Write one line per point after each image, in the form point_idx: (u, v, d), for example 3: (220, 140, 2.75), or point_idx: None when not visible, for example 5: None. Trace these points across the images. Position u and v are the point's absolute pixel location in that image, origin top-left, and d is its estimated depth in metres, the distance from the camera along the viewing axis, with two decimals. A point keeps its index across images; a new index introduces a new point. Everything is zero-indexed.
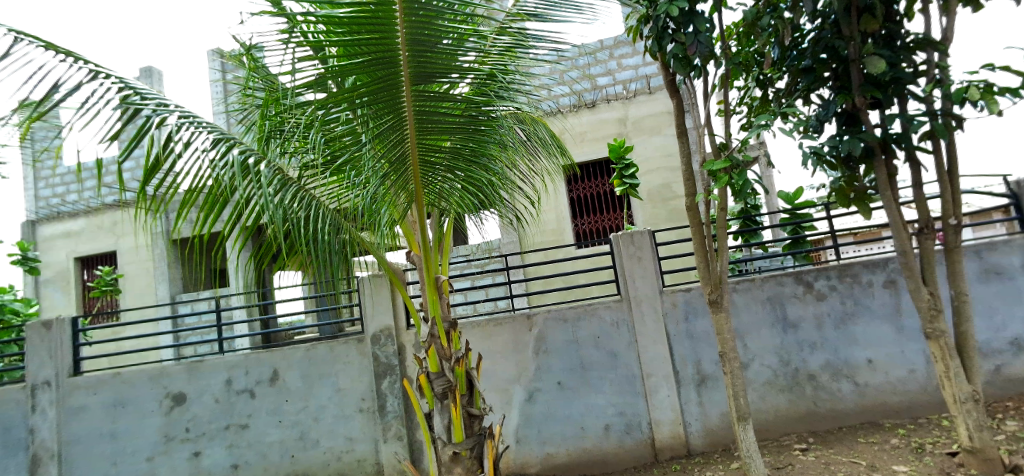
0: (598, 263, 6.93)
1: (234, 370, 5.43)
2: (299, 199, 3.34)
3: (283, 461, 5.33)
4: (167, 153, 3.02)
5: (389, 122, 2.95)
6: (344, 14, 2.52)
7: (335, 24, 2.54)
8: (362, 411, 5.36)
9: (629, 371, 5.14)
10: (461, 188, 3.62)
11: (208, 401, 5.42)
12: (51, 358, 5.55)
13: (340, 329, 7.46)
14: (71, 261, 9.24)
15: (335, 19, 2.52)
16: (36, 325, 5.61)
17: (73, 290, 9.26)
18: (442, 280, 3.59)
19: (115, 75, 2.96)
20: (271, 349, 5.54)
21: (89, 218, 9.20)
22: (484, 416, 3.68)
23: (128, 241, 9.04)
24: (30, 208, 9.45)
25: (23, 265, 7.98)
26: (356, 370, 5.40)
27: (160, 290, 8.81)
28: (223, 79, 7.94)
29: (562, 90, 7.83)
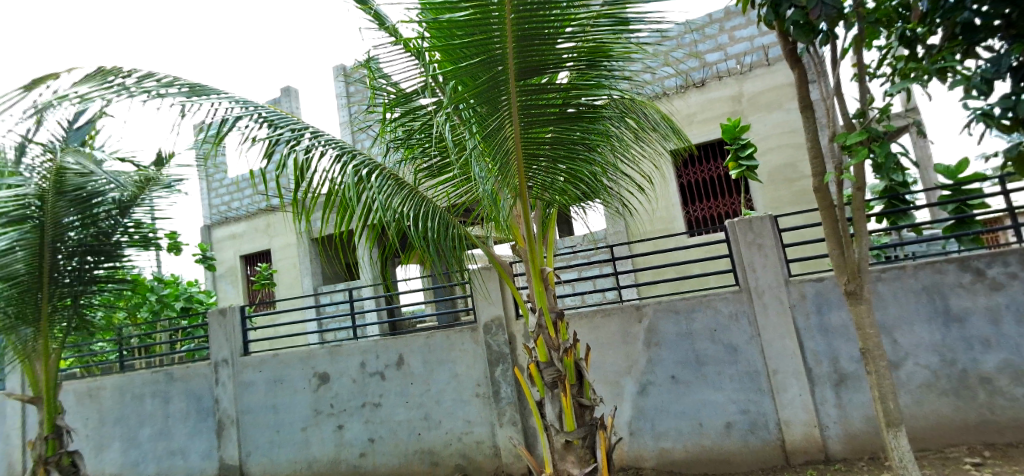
0: (714, 251, 6.59)
1: (367, 355, 6.03)
2: (410, 199, 3.64)
3: (411, 439, 5.81)
4: (303, 165, 3.59)
5: (491, 119, 3.12)
6: (459, 19, 2.72)
7: (456, 27, 2.75)
8: (478, 396, 5.64)
9: (752, 367, 4.79)
10: (564, 178, 3.68)
11: (348, 381, 6.08)
12: (227, 339, 6.60)
13: (455, 317, 8.01)
14: (237, 259, 10.83)
15: (456, 23, 2.72)
16: (215, 312, 6.70)
17: (240, 283, 10.84)
18: (548, 272, 3.65)
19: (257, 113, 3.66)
20: (396, 336, 6.05)
21: (249, 221, 10.71)
22: (595, 407, 3.71)
23: (278, 240, 10.39)
24: (206, 214, 11.21)
25: (204, 263, 9.53)
26: (471, 358, 5.71)
27: (305, 283, 10.12)
28: (346, 93, 8.80)
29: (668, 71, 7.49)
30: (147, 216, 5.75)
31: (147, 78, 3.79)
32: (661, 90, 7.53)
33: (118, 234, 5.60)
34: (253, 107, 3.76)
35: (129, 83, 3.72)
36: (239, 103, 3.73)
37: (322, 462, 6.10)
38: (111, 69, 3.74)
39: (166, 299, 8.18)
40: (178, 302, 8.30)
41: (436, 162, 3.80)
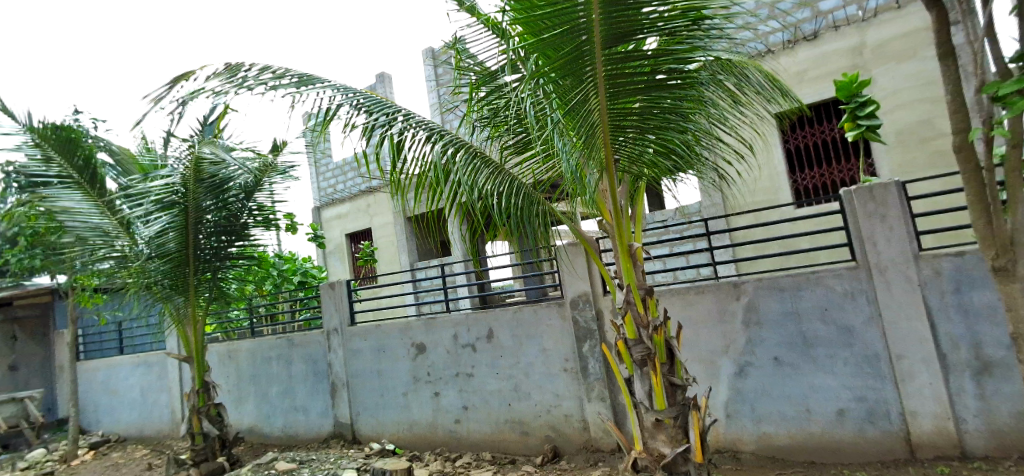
0: (829, 222, 6.01)
1: (459, 327, 7.20)
2: (495, 178, 3.73)
3: (502, 408, 6.83)
4: (398, 146, 3.79)
5: (576, 92, 3.02)
6: None
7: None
8: (566, 370, 6.36)
9: (870, 351, 4.34)
10: (653, 150, 3.50)
11: (442, 351, 7.35)
12: (338, 312, 8.31)
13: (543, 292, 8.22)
14: (343, 237, 11.61)
15: None
16: (327, 288, 8.48)
17: (346, 259, 11.61)
18: (635, 248, 3.64)
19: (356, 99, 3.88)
20: (485, 312, 7.09)
21: (352, 202, 11.41)
22: (688, 387, 3.63)
23: (378, 219, 11.00)
24: (316, 197, 12.06)
25: (315, 241, 10.48)
26: (558, 332, 6.43)
27: (402, 259, 10.66)
28: (437, 74, 9.08)
29: (773, 26, 6.84)
30: (267, 200, 7.19)
31: (264, 71, 4.13)
32: (765, 49, 6.94)
33: (245, 217, 7.03)
34: (353, 93, 3.98)
35: (249, 76, 4.06)
36: (341, 91, 3.96)
37: (422, 423, 7.52)
38: (235, 64, 4.08)
39: (285, 273, 10.08)
40: (294, 276, 10.20)
41: (520, 137, 3.96)
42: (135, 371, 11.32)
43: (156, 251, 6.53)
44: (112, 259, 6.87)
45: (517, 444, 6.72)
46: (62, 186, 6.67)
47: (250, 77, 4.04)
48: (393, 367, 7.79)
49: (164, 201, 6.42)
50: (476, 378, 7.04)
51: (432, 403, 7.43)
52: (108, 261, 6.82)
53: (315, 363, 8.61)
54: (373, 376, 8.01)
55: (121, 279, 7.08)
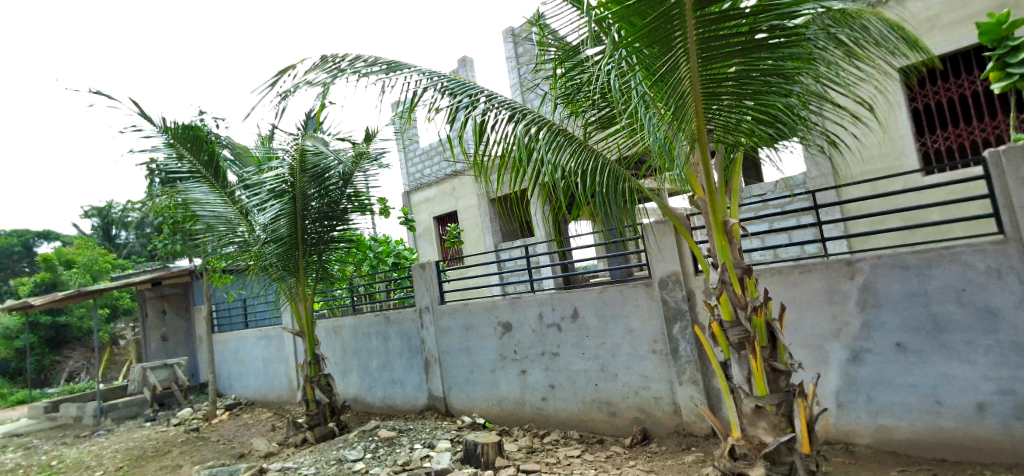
0: (962, 191, 5.35)
1: (543, 306, 7.20)
2: (579, 155, 3.71)
3: (589, 388, 6.76)
4: (481, 128, 3.79)
5: (664, 61, 2.85)
6: None
7: None
8: (655, 352, 6.16)
9: (1018, 338, 3.83)
10: (751, 117, 3.23)
11: (528, 330, 7.39)
12: (428, 290, 8.55)
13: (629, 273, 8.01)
14: (431, 220, 11.91)
15: None
16: (417, 268, 8.74)
17: (434, 242, 11.91)
18: (732, 224, 3.44)
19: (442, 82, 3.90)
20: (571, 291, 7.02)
21: (439, 186, 11.69)
22: (792, 372, 3.41)
23: (463, 202, 11.19)
24: (404, 182, 12.44)
25: (406, 224, 10.85)
26: (646, 313, 6.23)
27: (487, 240, 10.83)
28: (519, 53, 8.97)
29: None
30: (362, 186, 7.79)
31: (357, 59, 4.24)
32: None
33: (344, 202, 7.73)
34: (438, 76, 4.01)
35: (343, 65, 4.18)
36: (427, 74, 3.99)
37: (509, 400, 7.63)
38: (330, 55, 4.21)
39: (380, 255, 10.62)
40: (388, 258, 10.67)
41: (606, 112, 3.89)
42: (258, 344, 12.38)
43: (271, 237, 7.37)
44: (235, 244, 7.81)
45: (605, 424, 6.65)
46: (194, 181, 7.60)
47: (345, 66, 4.17)
48: (481, 345, 7.94)
49: (276, 191, 7.18)
50: (562, 357, 7.01)
51: (519, 380, 7.50)
52: (231, 246, 7.79)
53: (408, 339, 8.97)
54: (462, 353, 8.21)
55: (243, 261, 8.03)
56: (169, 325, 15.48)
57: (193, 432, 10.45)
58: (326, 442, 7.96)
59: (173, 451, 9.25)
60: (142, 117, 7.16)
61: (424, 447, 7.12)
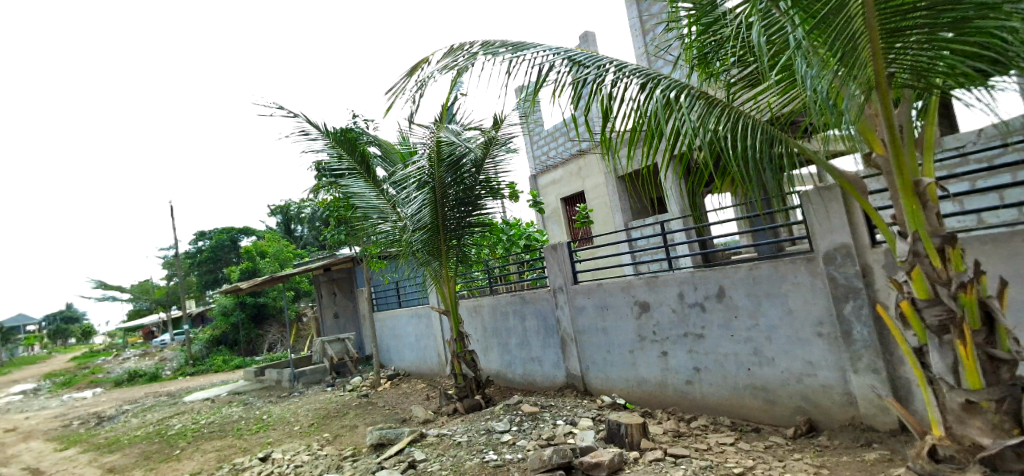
0: None
1: (684, 286, 6.75)
2: (726, 119, 3.70)
3: (740, 373, 6.25)
4: (610, 103, 3.86)
5: (829, 4, 2.79)
6: None
7: None
8: (821, 336, 5.51)
9: None
10: (950, 54, 2.88)
11: (668, 310, 7.00)
12: (561, 270, 8.47)
13: (782, 248, 7.28)
14: (559, 202, 11.74)
15: None
16: (548, 248, 8.68)
17: (563, 223, 11.74)
18: (928, 183, 2.95)
19: (567, 57, 3.99)
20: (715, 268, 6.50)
21: (564, 167, 11.48)
22: (1018, 362, 2.84)
23: (590, 181, 10.89)
24: (531, 165, 12.39)
25: (535, 207, 10.84)
26: (807, 292, 5.57)
27: (617, 218, 10.40)
28: (645, 19, 8.48)
29: None
30: (493, 172, 7.95)
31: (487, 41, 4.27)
32: None
33: (477, 189, 7.90)
34: (562, 51, 4.09)
35: (473, 50, 4.18)
36: (551, 51, 4.07)
37: (650, 382, 7.32)
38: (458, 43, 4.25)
39: (512, 238, 10.66)
40: (520, 240, 10.76)
41: (751, 71, 3.97)
42: (410, 322, 13.34)
43: (416, 225, 7.73)
44: (387, 230, 8.25)
45: (761, 413, 6.11)
46: (352, 177, 8.26)
47: (474, 50, 4.18)
48: (618, 324, 7.69)
49: (420, 183, 7.60)
50: (708, 340, 6.54)
51: (660, 362, 7.16)
52: (384, 233, 8.24)
53: (544, 319, 8.99)
54: (598, 333, 8.04)
55: (394, 249, 8.54)
56: (339, 304, 17.30)
57: (364, 397, 11.48)
58: (475, 413, 8.28)
59: (350, 413, 10.23)
60: (308, 122, 7.89)
61: (567, 424, 7.14)
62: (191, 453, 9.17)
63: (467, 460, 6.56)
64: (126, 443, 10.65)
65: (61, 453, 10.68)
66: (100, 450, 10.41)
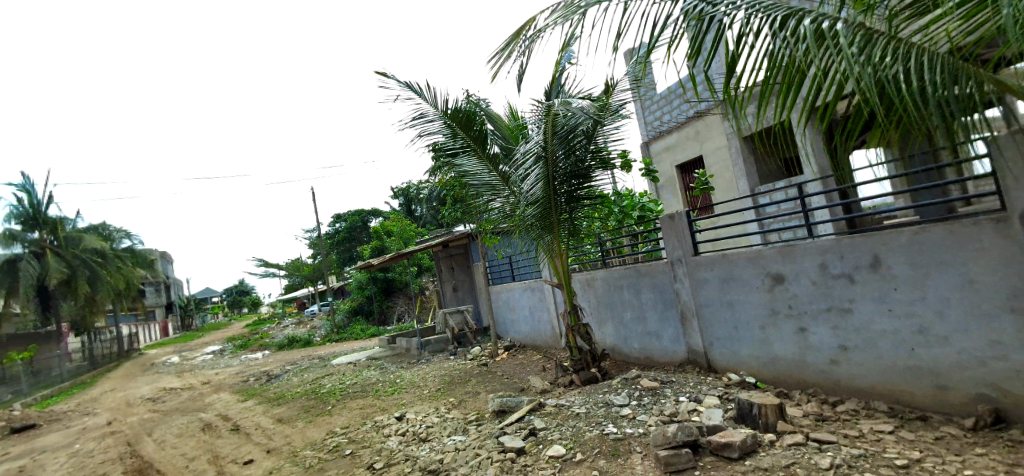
0: None
1: (828, 255, 6.00)
2: (897, 51, 3.24)
3: (899, 353, 5.46)
4: (742, 46, 3.51)
5: None
6: None
7: None
8: (1015, 311, 4.66)
9: None
10: None
11: (807, 282, 6.27)
12: (679, 241, 7.93)
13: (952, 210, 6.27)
14: (674, 169, 10.99)
15: None
16: (666, 218, 8.17)
17: (678, 191, 10.99)
18: None
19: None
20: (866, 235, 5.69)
21: (680, 131, 10.70)
22: None
23: (710, 145, 10.05)
24: (643, 133, 11.71)
25: (648, 176, 10.24)
26: (996, 260, 4.71)
27: (740, 184, 9.50)
28: None
29: None
30: (605, 142, 7.57)
31: None
32: None
33: (587, 160, 7.57)
34: None
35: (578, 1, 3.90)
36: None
37: (786, 360, 6.66)
38: None
39: (625, 209, 10.25)
40: (633, 212, 10.25)
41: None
42: (523, 294, 13.41)
43: (528, 200, 7.66)
44: (499, 206, 8.27)
45: (927, 399, 5.31)
46: (466, 154, 8.22)
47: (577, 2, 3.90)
48: (746, 297, 7.06)
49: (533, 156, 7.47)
50: (857, 315, 5.79)
51: (797, 339, 6.47)
52: (495, 208, 8.27)
53: (661, 292, 8.50)
54: (723, 306, 7.44)
55: (507, 225, 8.51)
56: (457, 278, 17.87)
57: (484, 367, 11.75)
58: (592, 386, 8.06)
59: (471, 381, 10.50)
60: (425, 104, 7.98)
61: (691, 401, 6.74)
62: (340, 409, 9.98)
63: (587, 432, 6.42)
64: (291, 397, 11.91)
65: (243, 403, 12.19)
66: (272, 402, 11.74)
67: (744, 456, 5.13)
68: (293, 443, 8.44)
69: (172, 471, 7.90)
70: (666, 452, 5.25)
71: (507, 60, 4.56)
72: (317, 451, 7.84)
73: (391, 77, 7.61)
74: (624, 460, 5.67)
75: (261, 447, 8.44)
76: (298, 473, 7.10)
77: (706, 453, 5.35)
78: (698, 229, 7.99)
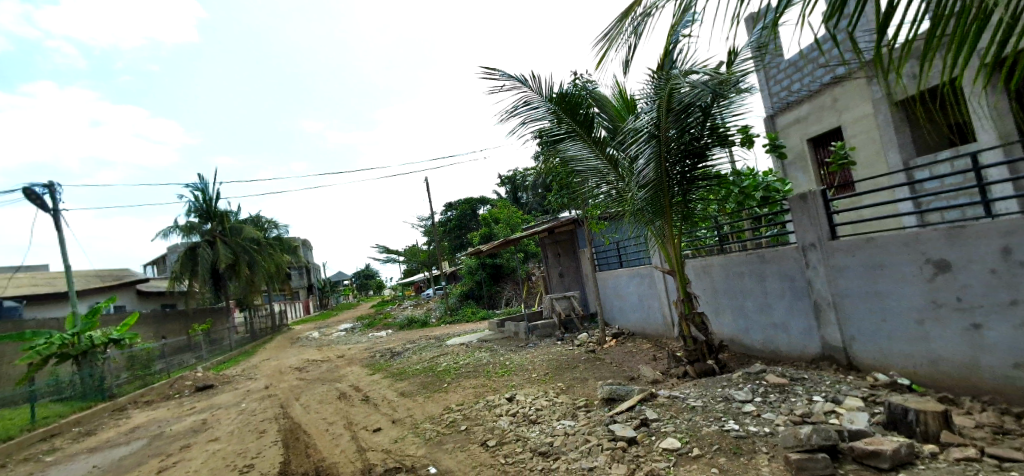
0: None
1: (1013, 238, 5.09)
2: None
3: None
4: None
5: None
6: None
7: None
8: None
9: None
10: None
11: (982, 271, 5.33)
12: (813, 225, 7.03)
13: None
14: (805, 144, 9.86)
15: None
16: (796, 198, 7.27)
17: (811, 168, 9.85)
18: None
19: None
20: None
21: (812, 101, 9.56)
22: None
23: (851, 113, 8.89)
24: (768, 105, 10.60)
25: (774, 152, 9.25)
26: None
27: (890, 157, 8.35)
28: None
29: None
30: (726, 117, 6.83)
31: None
32: None
33: (704, 136, 6.88)
34: None
35: None
36: None
37: (951, 360, 5.71)
38: None
39: (746, 190, 8.98)
40: (756, 193, 8.94)
41: None
42: (633, 280, 12.84)
43: (639, 182, 7.13)
44: (606, 191, 7.88)
45: None
46: (571, 140, 7.86)
47: None
48: (896, 288, 6.12)
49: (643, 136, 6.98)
50: None
51: (966, 337, 5.54)
52: (602, 194, 7.90)
53: (791, 280, 7.60)
54: (867, 297, 6.50)
55: (614, 210, 8.12)
56: (564, 264, 17.62)
57: (592, 353, 11.39)
58: (710, 379, 7.38)
59: (579, 367, 10.18)
60: (529, 90, 7.70)
61: (828, 402, 5.97)
62: (455, 387, 10.14)
63: (705, 426, 5.89)
64: (412, 373, 12.36)
65: (371, 376, 12.87)
66: (396, 377, 12.27)
67: (894, 468, 4.62)
68: (414, 415, 8.66)
69: (315, 433, 8.44)
70: (798, 454, 4.80)
71: (615, 43, 4.32)
72: (435, 425, 7.97)
73: (497, 71, 7.50)
74: (749, 460, 5.16)
75: (385, 418, 8.76)
76: (419, 444, 7.25)
77: (847, 460, 4.86)
78: (836, 210, 7.04)
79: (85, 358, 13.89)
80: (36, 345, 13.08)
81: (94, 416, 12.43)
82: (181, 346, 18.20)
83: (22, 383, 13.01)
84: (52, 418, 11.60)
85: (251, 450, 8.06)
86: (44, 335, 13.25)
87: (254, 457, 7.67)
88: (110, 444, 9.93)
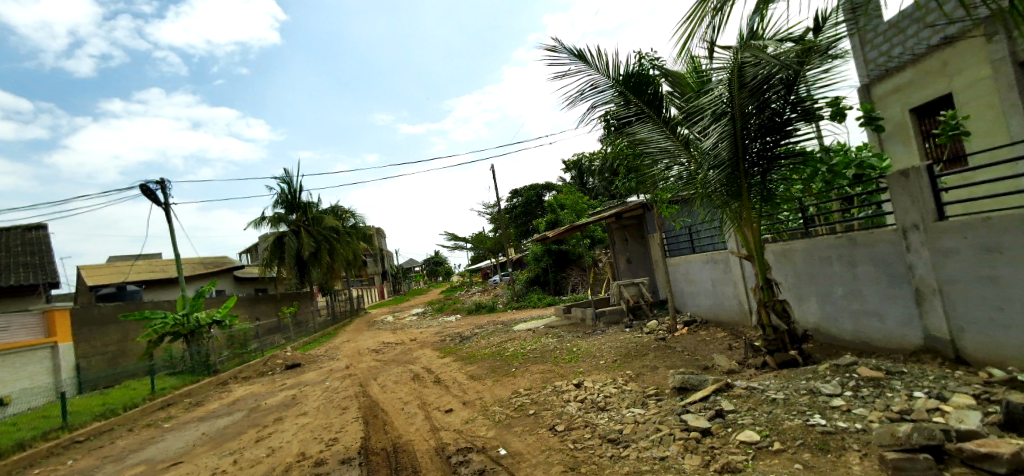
0: None
1: None
2: None
3: None
4: None
5: None
6: None
7: None
8: None
9: None
10: None
11: None
12: (915, 204, 6.31)
13: None
14: (907, 114, 8.94)
15: None
16: (895, 175, 6.54)
17: (914, 141, 8.94)
18: None
19: None
20: None
21: (916, 66, 8.65)
22: None
23: (964, 78, 8.00)
24: (863, 73, 9.69)
25: (869, 124, 8.42)
26: None
27: (1013, 125, 7.47)
28: None
29: None
30: (811, 89, 6.21)
31: None
32: None
33: (786, 110, 6.33)
34: None
35: None
36: None
37: None
38: None
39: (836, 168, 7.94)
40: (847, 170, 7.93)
41: None
42: (706, 266, 12.25)
43: (712, 162, 6.74)
44: (676, 174, 7.43)
45: None
46: (641, 121, 7.46)
47: None
48: (1017, 272, 5.41)
49: (716, 113, 6.58)
50: None
51: None
52: (673, 177, 7.44)
53: (888, 265, 6.87)
54: (980, 283, 5.79)
55: (686, 193, 7.62)
56: (632, 250, 17.13)
57: (662, 341, 10.95)
58: (792, 370, 6.85)
59: (649, 355, 9.81)
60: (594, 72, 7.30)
61: (931, 398, 5.37)
62: (523, 372, 10.07)
63: (787, 420, 5.44)
64: (481, 357, 12.42)
65: (442, 359, 13.06)
66: (464, 360, 12.38)
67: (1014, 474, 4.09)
68: (484, 398, 8.66)
69: (392, 411, 8.61)
70: (895, 454, 4.38)
71: (698, 25, 4.53)
72: (504, 408, 7.92)
73: (560, 49, 7.12)
74: (837, 457, 4.72)
75: (456, 400, 8.81)
76: (490, 425, 7.22)
77: (955, 462, 4.35)
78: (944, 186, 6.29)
79: (193, 336, 14.89)
80: (154, 323, 14.13)
81: (201, 389, 13.37)
82: (272, 327, 19.26)
83: (143, 357, 14.20)
84: (168, 389, 12.58)
85: (336, 424, 8.34)
86: (160, 314, 14.26)
87: (338, 432, 7.90)
88: (215, 414, 10.62)
